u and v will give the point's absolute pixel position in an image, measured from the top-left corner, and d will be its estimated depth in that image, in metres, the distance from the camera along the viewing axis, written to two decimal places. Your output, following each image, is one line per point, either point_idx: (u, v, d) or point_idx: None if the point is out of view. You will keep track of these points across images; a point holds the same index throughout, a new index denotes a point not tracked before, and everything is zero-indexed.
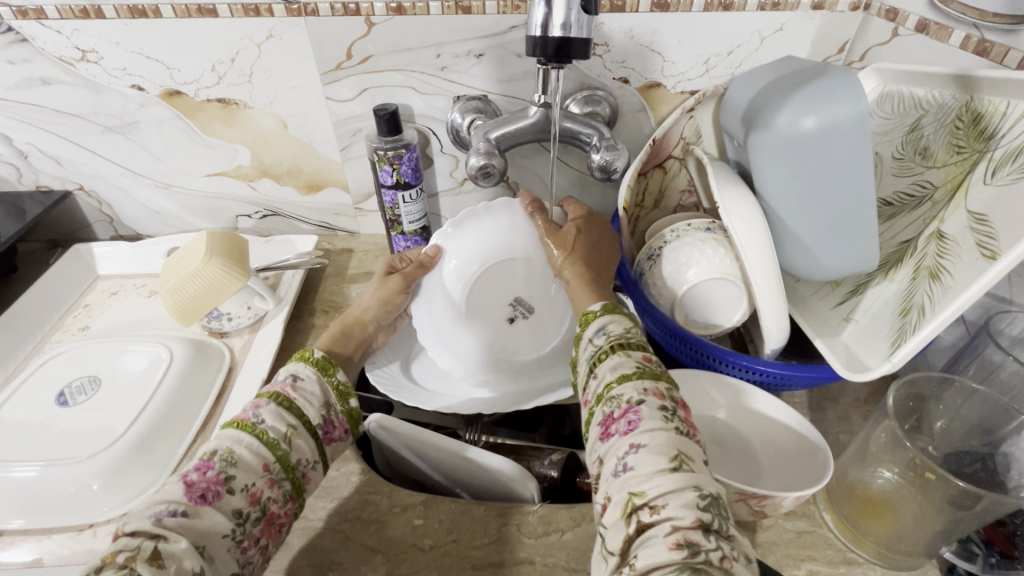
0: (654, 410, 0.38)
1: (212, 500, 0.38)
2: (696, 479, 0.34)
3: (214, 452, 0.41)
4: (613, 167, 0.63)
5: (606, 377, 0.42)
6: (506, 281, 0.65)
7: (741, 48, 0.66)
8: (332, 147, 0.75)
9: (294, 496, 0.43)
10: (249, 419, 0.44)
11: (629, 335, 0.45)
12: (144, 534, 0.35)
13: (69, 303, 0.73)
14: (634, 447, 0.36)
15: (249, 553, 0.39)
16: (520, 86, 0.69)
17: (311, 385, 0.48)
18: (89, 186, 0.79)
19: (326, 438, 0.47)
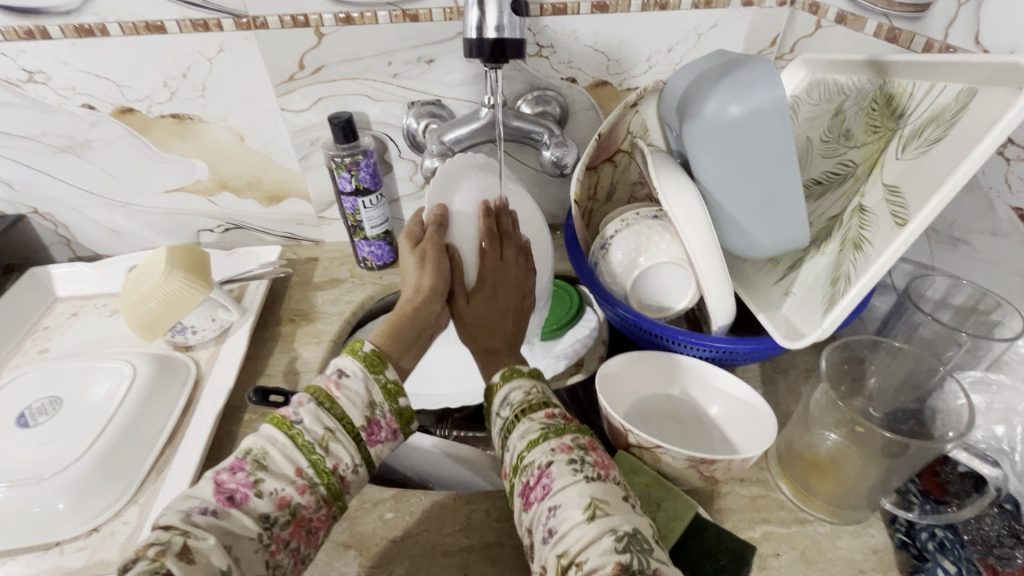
0: (563, 467, 0.40)
1: (240, 502, 0.38)
2: (612, 522, 0.36)
3: (248, 451, 0.41)
4: (564, 162, 0.66)
5: (517, 446, 0.44)
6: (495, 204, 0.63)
7: (679, 45, 0.69)
8: (290, 157, 0.76)
9: (329, 501, 0.41)
10: (289, 416, 0.43)
11: (531, 397, 0.48)
12: (173, 530, 0.35)
13: (27, 327, 0.72)
14: (552, 509, 0.38)
15: (278, 557, 0.38)
16: (472, 89, 0.71)
17: (357, 384, 0.46)
18: (43, 210, 0.78)
19: (370, 441, 0.45)
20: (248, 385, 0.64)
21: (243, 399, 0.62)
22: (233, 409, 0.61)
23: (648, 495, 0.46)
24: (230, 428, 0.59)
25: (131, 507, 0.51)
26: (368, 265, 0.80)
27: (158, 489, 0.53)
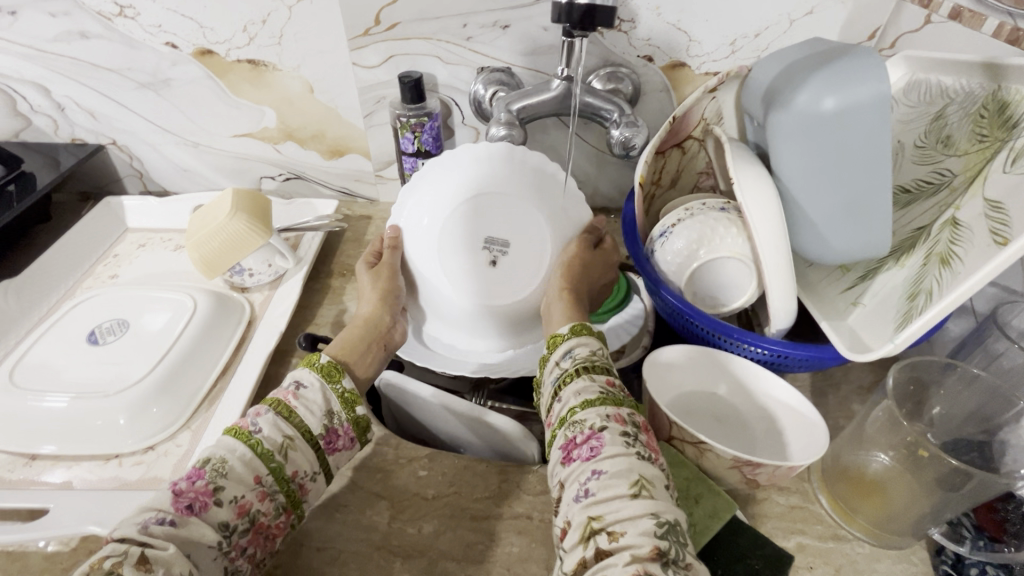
0: (615, 436, 0.41)
1: (199, 510, 0.38)
2: (655, 506, 0.37)
3: (207, 461, 0.41)
4: (632, 144, 0.64)
5: (570, 401, 0.45)
6: (469, 221, 0.58)
7: (768, 30, 0.66)
8: (355, 113, 0.76)
9: (288, 509, 0.43)
10: (247, 427, 0.43)
11: (596, 358, 0.48)
12: (130, 541, 0.35)
13: (100, 252, 0.76)
14: (594, 472, 0.39)
15: (236, 562, 0.40)
16: (544, 60, 0.69)
17: (314, 395, 0.47)
18: (121, 142, 0.81)
19: (328, 450, 0.46)
20: (298, 331, 0.66)
21: (291, 343, 0.65)
22: (281, 352, 0.63)
23: (687, 489, 0.45)
24: (278, 370, 0.61)
25: (184, 432, 0.54)
26: None
27: (209, 418, 0.55)
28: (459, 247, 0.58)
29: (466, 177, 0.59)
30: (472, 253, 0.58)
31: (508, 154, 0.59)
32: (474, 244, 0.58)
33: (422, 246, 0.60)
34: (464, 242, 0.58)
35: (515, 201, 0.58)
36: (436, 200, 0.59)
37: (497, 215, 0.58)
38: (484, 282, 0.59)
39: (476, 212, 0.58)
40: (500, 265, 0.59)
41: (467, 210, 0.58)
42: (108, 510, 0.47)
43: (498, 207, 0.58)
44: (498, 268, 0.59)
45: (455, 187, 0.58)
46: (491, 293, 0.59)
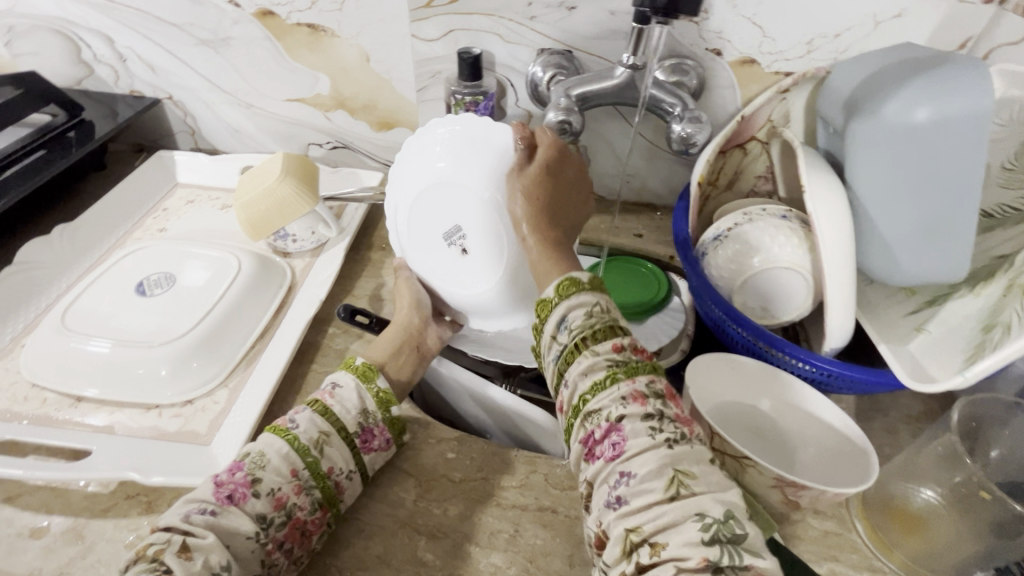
0: (637, 424, 0.39)
1: (239, 501, 0.40)
2: (698, 504, 0.36)
3: (247, 454, 0.43)
4: (693, 140, 0.60)
5: (578, 386, 0.43)
6: (427, 232, 0.60)
7: (850, 31, 0.62)
8: (409, 86, 0.75)
9: (324, 506, 0.44)
10: (285, 423, 0.45)
11: (594, 321, 0.45)
12: (175, 529, 0.37)
13: (150, 205, 0.77)
14: (624, 474, 0.38)
15: (273, 555, 0.40)
16: (607, 45, 0.67)
17: (349, 393, 0.49)
18: (177, 97, 0.82)
19: (364, 449, 0.47)
20: (336, 301, 0.66)
21: (329, 312, 0.65)
22: (319, 320, 0.63)
23: None
24: (315, 337, 0.62)
25: (221, 389, 0.55)
26: None
27: (246, 377, 0.56)
28: (435, 254, 0.60)
29: (407, 189, 0.60)
30: (444, 252, 0.59)
31: (429, 145, 0.59)
32: (440, 246, 0.59)
33: (418, 262, 0.62)
34: (432, 247, 0.60)
35: (450, 186, 0.57)
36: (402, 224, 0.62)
37: (444, 207, 0.58)
38: (467, 271, 0.59)
39: (427, 222, 0.59)
40: (470, 249, 0.58)
41: (419, 223, 0.60)
42: (146, 457, 0.48)
43: (440, 204, 0.58)
44: (470, 252, 0.58)
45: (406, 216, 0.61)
46: (480, 275, 0.58)
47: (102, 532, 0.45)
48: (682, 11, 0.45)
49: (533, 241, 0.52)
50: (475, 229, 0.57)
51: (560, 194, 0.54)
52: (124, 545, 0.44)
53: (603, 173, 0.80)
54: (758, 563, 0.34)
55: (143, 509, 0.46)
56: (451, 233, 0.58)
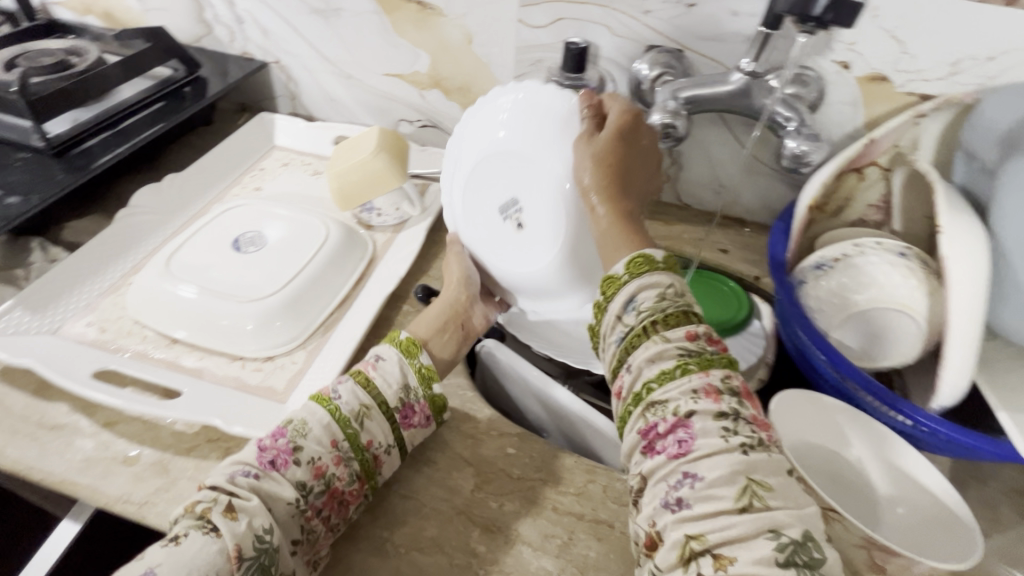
0: (709, 423, 0.36)
1: (280, 467, 0.41)
2: (770, 518, 0.33)
3: (289, 421, 0.44)
4: (807, 160, 0.56)
5: (642, 371, 0.40)
6: (483, 207, 0.59)
7: (1007, 55, 0.55)
8: (507, 72, 0.74)
9: (362, 478, 0.44)
10: (328, 393, 0.46)
11: (665, 305, 0.42)
12: (221, 489, 0.39)
13: (249, 164, 0.81)
14: (689, 475, 0.35)
15: (312, 523, 0.41)
16: (722, 47, 0.63)
17: (391, 367, 0.49)
18: (283, 62, 0.85)
19: (403, 424, 0.47)
20: (412, 279, 0.67)
21: (405, 289, 0.66)
22: (395, 296, 0.65)
23: None
24: (390, 312, 0.63)
25: (299, 351, 0.57)
26: None
27: (324, 342, 0.58)
28: (490, 230, 0.59)
29: (467, 160, 0.59)
30: (498, 228, 0.58)
31: (496, 112, 0.57)
32: (497, 221, 0.58)
33: (475, 240, 0.61)
34: (490, 223, 0.59)
35: (509, 157, 0.55)
36: (459, 196, 0.61)
37: (505, 178, 0.57)
38: (521, 247, 0.57)
39: (483, 197, 0.59)
40: (526, 223, 0.56)
41: (476, 198, 0.59)
42: (228, 406, 0.51)
43: (498, 178, 0.57)
44: (525, 227, 0.56)
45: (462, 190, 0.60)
46: (533, 251, 0.56)
47: (184, 470, 0.48)
48: (839, 22, 0.44)
49: (603, 211, 0.49)
50: (532, 203, 0.55)
51: (632, 166, 0.51)
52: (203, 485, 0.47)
53: (695, 182, 0.76)
54: None
55: (222, 454, 0.49)
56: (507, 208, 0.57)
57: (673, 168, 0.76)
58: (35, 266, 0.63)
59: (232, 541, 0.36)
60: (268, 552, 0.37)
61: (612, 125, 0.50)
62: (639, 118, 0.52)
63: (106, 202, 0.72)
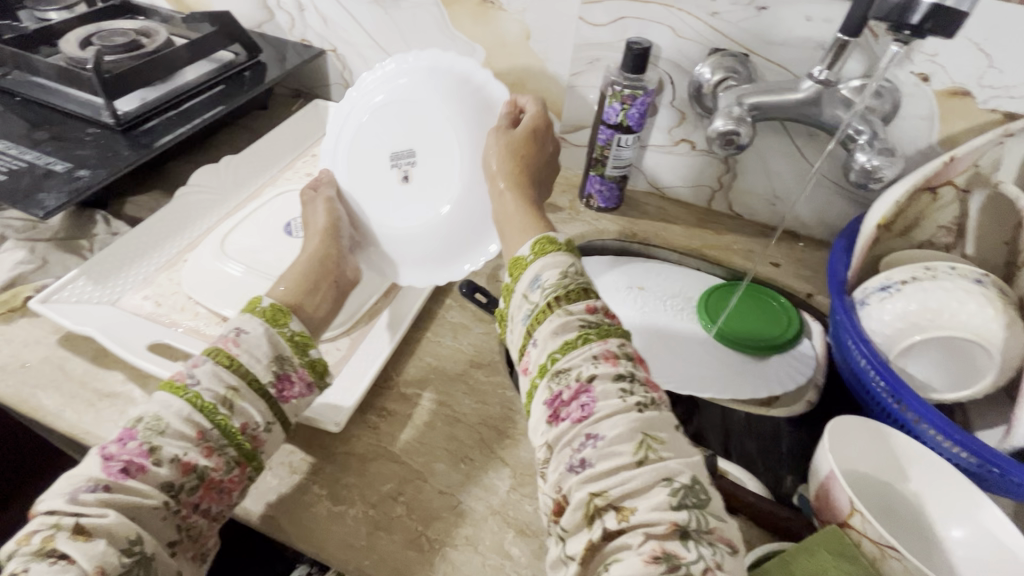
0: (608, 386, 0.38)
1: (135, 473, 0.37)
2: (667, 470, 0.35)
3: (139, 420, 0.39)
4: (878, 175, 0.54)
5: (548, 346, 0.41)
6: (370, 154, 0.61)
7: None
8: (562, 69, 0.73)
9: (242, 462, 0.42)
10: (183, 379, 0.42)
11: (567, 282, 0.43)
12: (61, 511, 0.35)
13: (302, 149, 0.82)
14: (591, 437, 0.36)
15: (190, 518, 0.39)
16: (791, 53, 0.61)
17: (257, 339, 0.45)
18: (340, 51, 0.86)
19: (281, 397, 0.44)
20: None
21: (448, 283, 0.66)
22: (439, 289, 0.65)
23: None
24: (432, 305, 0.63)
25: (344, 338, 0.58)
26: (591, 203, 0.77)
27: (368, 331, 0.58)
28: (373, 180, 0.61)
29: (365, 108, 0.62)
30: (388, 180, 0.61)
31: (412, 72, 0.60)
32: (384, 168, 0.61)
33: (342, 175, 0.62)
34: (376, 170, 0.61)
35: (425, 122, 0.60)
36: (361, 149, 0.62)
37: (410, 135, 0.60)
38: (404, 197, 0.61)
39: (376, 147, 0.61)
40: (412, 177, 0.60)
41: (375, 151, 0.61)
42: None
43: (385, 127, 0.61)
44: (412, 181, 0.60)
45: (380, 147, 0.61)
46: (418, 203, 0.60)
47: None
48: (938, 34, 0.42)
49: (511, 194, 0.54)
50: (457, 177, 0.60)
51: (538, 164, 0.58)
52: None
53: (749, 192, 0.74)
54: (721, 527, 0.34)
55: None
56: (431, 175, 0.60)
57: (728, 176, 0.74)
58: (98, 238, 0.64)
59: (94, 563, 0.33)
60: (141, 563, 0.35)
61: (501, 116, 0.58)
62: (551, 123, 0.59)
63: (164, 180, 0.74)
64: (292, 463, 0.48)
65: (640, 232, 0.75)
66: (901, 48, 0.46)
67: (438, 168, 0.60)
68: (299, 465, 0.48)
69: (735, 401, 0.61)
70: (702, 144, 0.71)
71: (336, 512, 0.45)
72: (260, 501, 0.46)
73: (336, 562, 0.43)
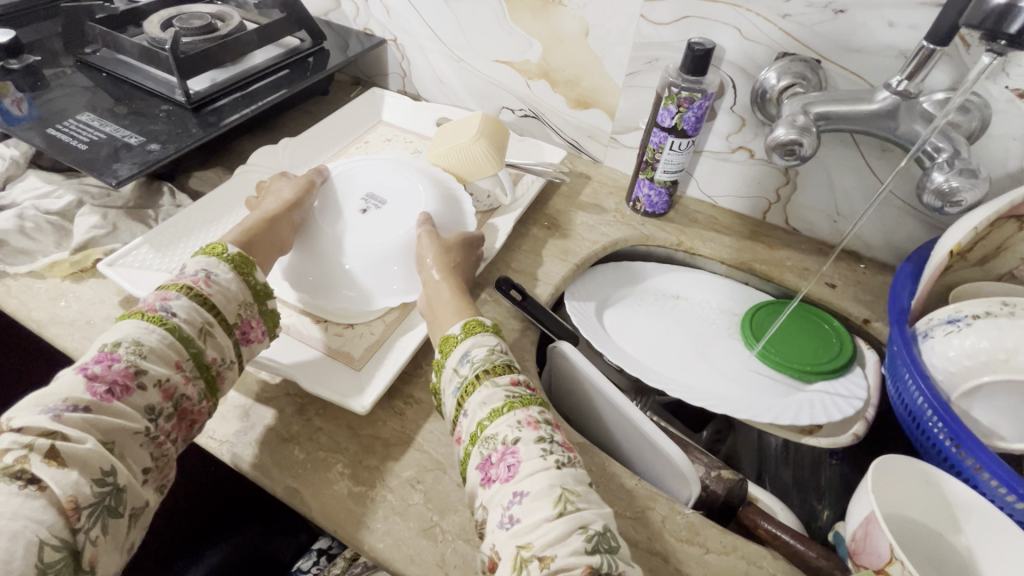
0: (530, 447, 0.41)
1: (121, 394, 0.41)
2: (583, 518, 0.38)
3: (118, 345, 0.42)
4: (957, 198, 0.50)
5: (476, 414, 0.44)
6: (359, 182, 0.65)
7: None
8: (619, 68, 0.71)
9: (209, 396, 0.46)
10: (157, 310, 0.45)
11: (494, 356, 0.48)
12: (34, 432, 0.37)
13: (356, 135, 0.84)
14: (517, 494, 0.39)
15: (164, 447, 0.43)
16: (867, 61, 0.57)
17: (227, 281, 0.49)
18: (400, 41, 0.87)
19: (243, 340, 0.50)
20: (494, 268, 0.67)
21: (485, 278, 0.66)
22: (475, 284, 0.65)
23: None
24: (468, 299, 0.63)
25: (378, 322, 0.59)
26: (637, 207, 0.75)
27: (402, 319, 0.59)
28: (340, 201, 0.63)
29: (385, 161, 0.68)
30: (350, 205, 0.63)
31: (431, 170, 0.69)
32: (357, 195, 0.64)
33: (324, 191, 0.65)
34: (352, 192, 0.64)
35: (416, 193, 0.64)
36: (354, 175, 0.66)
37: (397, 191, 0.64)
38: (350, 222, 0.61)
39: (369, 180, 0.65)
40: (369, 215, 0.62)
41: (366, 182, 0.65)
42: (310, 366, 0.54)
43: (386, 175, 0.66)
44: (368, 217, 0.62)
45: (372, 183, 0.65)
46: (353, 234, 0.60)
47: (263, 417, 0.51)
48: None
49: (444, 283, 0.56)
50: (401, 238, 0.60)
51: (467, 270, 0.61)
52: (278, 435, 0.50)
53: (809, 207, 0.70)
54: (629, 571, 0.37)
55: (297, 409, 0.52)
56: (385, 221, 0.61)
57: (786, 189, 0.70)
58: (163, 209, 0.68)
59: (68, 492, 0.36)
60: (113, 493, 0.38)
61: (461, 236, 0.62)
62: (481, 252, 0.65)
63: (226, 158, 0.78)
64: (319, 439, 0.50)
65: (686, 240, 0.73)
66: (994, 58, 0.42)
67: (395, 224, 0.61)
68: (325, 442, 0.50)
69: (772, 424, 0.57)
70: (761, 153, 0.68)
71: (356, 492, 0.46)
72: (286, 473, 0.47)
73: (352, 541, 0.44)
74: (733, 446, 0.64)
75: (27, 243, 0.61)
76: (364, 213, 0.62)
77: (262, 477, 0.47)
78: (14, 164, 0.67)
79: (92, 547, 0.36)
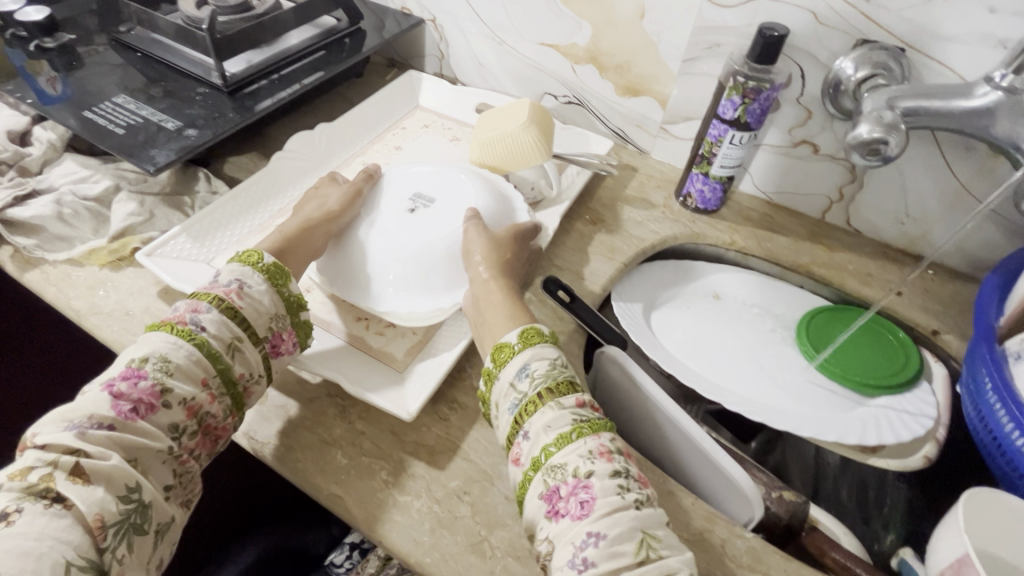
0: (606, 482, 0.38)
1: (145, 413, 0.39)
2: (667, 565, 0.36)
3: (145, 360, 0.41)
4: None
5: (540, 437, 0.41)
6: (407, 180, 0.61)
7: None
8: (675, 54, 0.67)
9: (236, 411, 0.44)
10: (187, 324, 0.43)
11: (555, 373, 0.45)
12: (58, 449, 0.36)
13: (393, 121, 0.81)
14: (592, 535, 0.36)
15: (187, 464, 0.41)
16: (960, 51, 0.52)
17: (259, 293, 0.47)
18: (439, 21, 0.83)
19: (273, 354, 0.47)
20: (538, 265, 0.64)
21: (530, 276, 0.63)
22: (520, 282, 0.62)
23: None
24: None
25: None
26: (688, 203, 0.71)
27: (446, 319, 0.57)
28: (385, 200, 0.60)
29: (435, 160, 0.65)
30: (396, 203, 0.59)
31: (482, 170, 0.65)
32: (404, 192, 0.60)
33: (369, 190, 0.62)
34: (399, 190, 0.60)
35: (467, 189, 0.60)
36: (401, 173, 0.62)
37: (447, 188, 0.60)
38: (395, 220, 0.57)
39: (416, 177, 0.61)
40: (416, 213, 0.58)
41: (412, 179, 0.61)
42: (353, 367, 0.52)
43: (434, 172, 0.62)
44: (415, 215, 0.57)
45: (420, 180, 0.61)
46: (398, 233, 0.56)
47: (305, 418, 0.50)
48: None
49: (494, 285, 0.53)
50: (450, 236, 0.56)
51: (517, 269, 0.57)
52: (321, 438, 0.48)
53: (875, 208, 0.65)
54: None
55: (339, 412, 0.50)
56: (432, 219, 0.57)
57: (851, 187, 0.65)
58: (199, 195, 0.66)
59: (94, 511, 0.35)
60: (139, 510, 0.37)
61: (514, 229, 0.58)
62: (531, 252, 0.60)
63: (261, 143, 0.76)
64: (362, 443, 0.48)
65: (739, 240, 0.69)
66: None
67: (444, 220, 0.57)
68: (369, 447, 0.48)
69: (835, 442, 0.54)
70: (827, 148, 0.63)
71: (402, 502, 0.45)
72: (330, 479, 0.46)
73: (398, 554, 0.42)
74: (783, 457, 0.62)
75: (65, 230, 0.60)
76: (410, 211, 0.58)
77: (305, 482, 0.46)
78: (52, 148, 0.66)
79: (119, 564, 0.35)
